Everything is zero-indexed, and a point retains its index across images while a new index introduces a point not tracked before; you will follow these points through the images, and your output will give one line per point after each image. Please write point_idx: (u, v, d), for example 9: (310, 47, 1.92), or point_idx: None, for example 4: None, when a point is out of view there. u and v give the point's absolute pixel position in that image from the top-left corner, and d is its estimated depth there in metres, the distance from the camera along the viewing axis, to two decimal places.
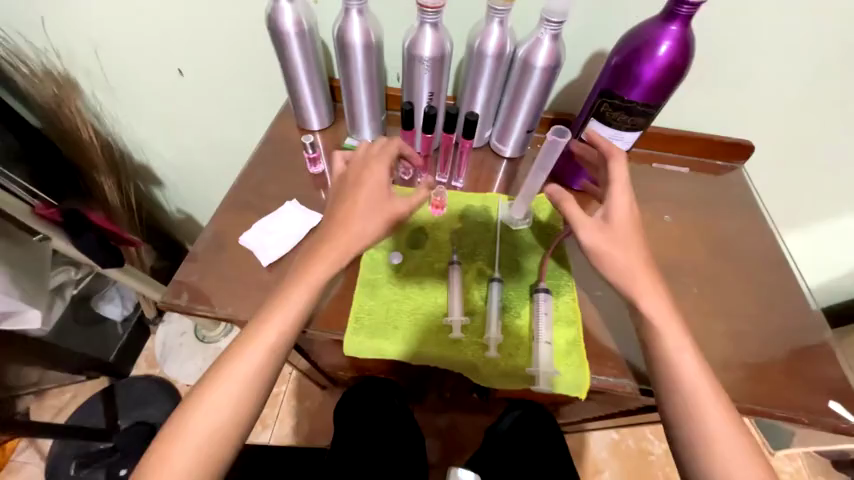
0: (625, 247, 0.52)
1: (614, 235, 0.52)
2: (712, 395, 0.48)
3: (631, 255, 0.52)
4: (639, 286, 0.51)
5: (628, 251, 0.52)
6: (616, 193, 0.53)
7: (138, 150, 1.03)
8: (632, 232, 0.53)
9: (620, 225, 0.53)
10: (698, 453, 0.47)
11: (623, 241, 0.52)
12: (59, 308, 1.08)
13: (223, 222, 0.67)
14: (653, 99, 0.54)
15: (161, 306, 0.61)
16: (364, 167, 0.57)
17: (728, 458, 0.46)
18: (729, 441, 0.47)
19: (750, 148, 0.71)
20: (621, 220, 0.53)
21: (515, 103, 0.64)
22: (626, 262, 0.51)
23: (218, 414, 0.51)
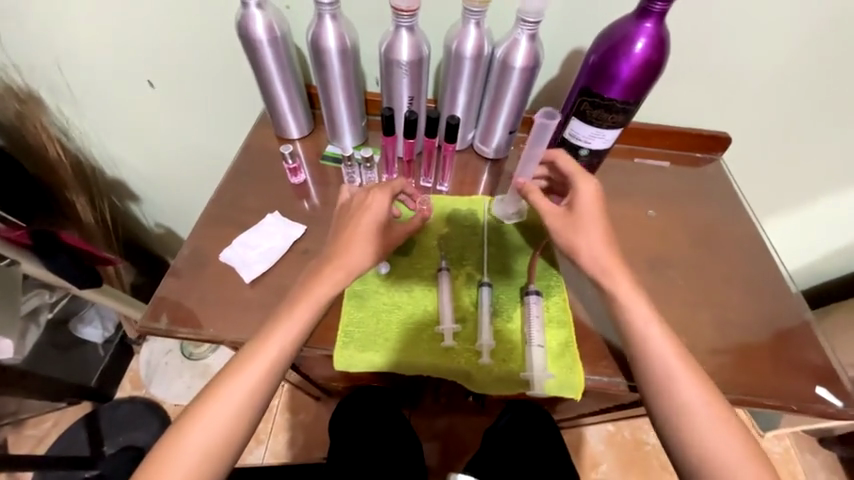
0: (596, 234, 0.53)
1: (581, 226, 0.54)
2: (689, 380, 0.49)
3: (600, 242, 0.54)
4: (616, 273, 0.53)
5: (599, 238, 0.53)
6: (579, 182, 0.55)
7: (110, 164, 0.98)
8: (602, 221, 0.54)
9: (587, 212, 0.54)
10: (690, 443, 0.48)
11: (592, 231, 0.54)
12: (34, 334, 1.04)
13: (203, 238, 0.65)
14: (632, 96, 0.54)
15: (140, 330, 0.58)
16: (366, 197, 0.57)
17: (719, 443, 0.48)
18: (716, 426, 0.48)
19: (726, 140, 0.73)
20: (589, 208, 0.54)
21: (496, 104, 0.64)
22: (597, 256, 0.53)
23: (207, 437, 0.49)
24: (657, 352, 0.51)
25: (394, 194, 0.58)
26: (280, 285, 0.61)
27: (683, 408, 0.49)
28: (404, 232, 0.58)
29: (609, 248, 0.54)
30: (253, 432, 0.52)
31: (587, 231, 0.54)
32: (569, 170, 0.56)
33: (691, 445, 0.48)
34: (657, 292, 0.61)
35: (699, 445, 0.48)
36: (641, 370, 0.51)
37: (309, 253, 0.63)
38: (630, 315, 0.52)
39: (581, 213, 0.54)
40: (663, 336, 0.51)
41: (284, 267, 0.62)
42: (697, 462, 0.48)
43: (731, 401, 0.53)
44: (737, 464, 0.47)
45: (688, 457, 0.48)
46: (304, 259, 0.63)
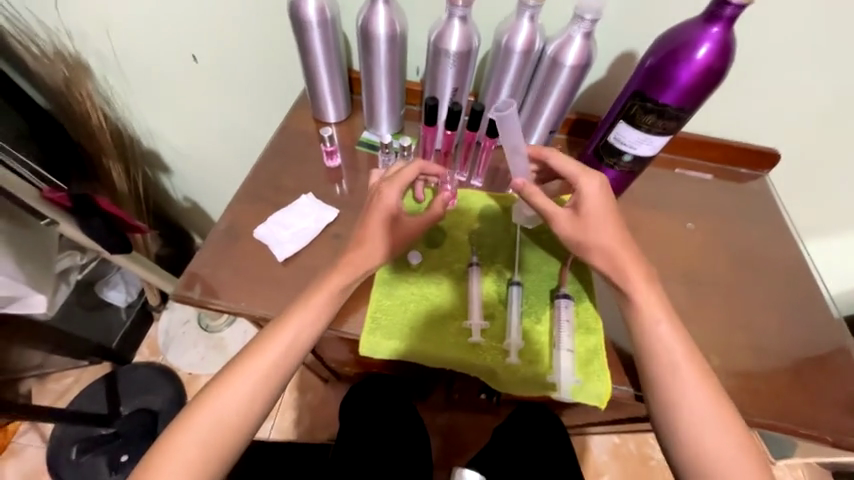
0: (610, 228, 0.51)
1: (590, 220, 0.51)
2: (694, 384, 0.48)
3: (617, 238, 0.51)
4: (634, 281, 0.51)
5: (613, 233, 0.51)
6: (580, 177, 0.52)
7: (146, 136, 1.01)
8: (615, 216, 0.52)
9: (596, 206, 0.51)
10: (690, 445, 0.47)
11: (604, 223, 0.51)
12: (64, 292, 1.07)
13: (237, 213, 0.65)
14: (687, 103, 0.52)
15: (172, 298, 0.59)
16: (374, 194, 0.57)
17: (721, 449, 0.46)
18: (720, 430, 0.46)
19: (777, 157, 0.70)
20: (599, 203, 0.51)
21: (540, 102, 0.62)
22: (611, 246, 0.51)
23: (230, 404, 0.51)
24: (665, 352, 0.49)
25: (405, 187, 0.57)
26: (309, 266, 0.61)
27: (686, 409, 0.47)
28: (418, 226, 0.57)
29: (630, 248, 0.52)
30: (273, 405, 0.53)
31: (600, 223, 0.51)
32: (570, 166, 0.53)
33: (692, 447, 0.47)
34: (690, 308, 0.59)
35: (699, 448, 0.47)
36: (647, 367, 0.50)
37: (339, 237, 0.64)
38: (639, 314, 0.51)
39: (591, 207, 0.51)
40: (671, 332, 0.50)
41: (314, 249, 0.62)
42: (694, 465, 0.47)
43: (763, 426, 0.52)
44: (732, 469, 0.45)
45: (685, 459, 0.47)
46: (335, 243, 0.63)
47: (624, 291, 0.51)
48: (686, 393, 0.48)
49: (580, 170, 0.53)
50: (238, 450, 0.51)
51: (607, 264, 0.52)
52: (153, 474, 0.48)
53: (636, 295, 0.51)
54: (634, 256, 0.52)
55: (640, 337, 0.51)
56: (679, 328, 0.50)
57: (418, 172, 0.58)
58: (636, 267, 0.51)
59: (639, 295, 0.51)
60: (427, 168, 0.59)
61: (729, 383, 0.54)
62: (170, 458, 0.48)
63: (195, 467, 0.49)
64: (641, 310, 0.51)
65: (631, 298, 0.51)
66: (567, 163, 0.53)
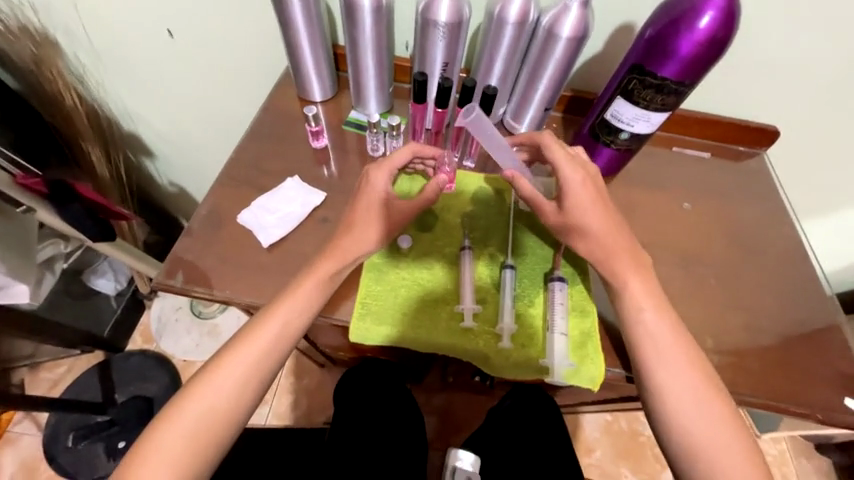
0: (595, 215, 0.50)
1: (573, 209, 0.50)
2: (678, 367, 0.48)
3: (603, 224, 0.50)
4: (619, 265, 0.50)
5: (598, 219, 0.50)
6: (563, 166, 0.51)
7: (126, 118, 0.96)
8: (599, 203, 0.51)
9: (580, 195, 0.50)
10: (677, 430, 0.47)
11: (589, 210, 0.50)
12: (49, 281, 1.04)
13: (220, 198, 0.63)
14: (688, 76, 0.50)
15: (156, 287, 0.58)
16: (364, 179, 0.56)
17: (706, 434, 0.46)
18: (705, 415, 0.46)
19: (774, 134, 0.68)
20: (583, 191, 0.50)
21: (534, 77, 0.59)
22: (605, 230, 0.50)
23: (217, 395, 0.50)
24: (649, 340, 0.49)
25: (394, 171, 0.56)
26: (297, 252, 0.59)
27: (670, 395, 0.47)
28: (407, 210, 0.55)
29: (617, 233, 0.51)
30: (263, 395, 0.52)
31: (585, 211, 0.50)
32: (556, 152, 0.52)
33: (679, 433, 0.47)
34: (685, 289, 0.59)
35: (685, 433, 0.47)
36: (633, 353, 0.50)
37: (327, 221, 0.61)
38: (626, 299, 0.50)
39: (574, 196, 0.50)
40: (657, 318, 0.49)
41: (302, 233, 0.60)
42: (681, 449, 0.47)
43: (755, 405, 0.52)
44: (715, 449, 0.46)
45: (672, 443, 0.47)
46: (322, 227, 0.61)
47: (609, 274, 0.51)
48: (669, 379, 0.48)
49: (565, 159, 0.51)
50: (226, 441, 0.50)
51: (597, 248, 0.51)
52: (140, 465, 0.47)
53: (622, 282, 0.50)
54: (620, 242, 0.51)
55: (626, 321, 0.50)
56: (667, 312, 0.50)
57: (410, 156, 0.57)
58: (623, 249, 0.51)
59: (627, 282, 0.50)
60: (419, 152, 0.58)
61: (721, 363, 0.54)
62: (156, 449, 0.47)
63: (183, 458, 0.48)
64: (627, 292, 0.50)
65: (617, 282, 0.51)
66: (555, 150, 0.52)
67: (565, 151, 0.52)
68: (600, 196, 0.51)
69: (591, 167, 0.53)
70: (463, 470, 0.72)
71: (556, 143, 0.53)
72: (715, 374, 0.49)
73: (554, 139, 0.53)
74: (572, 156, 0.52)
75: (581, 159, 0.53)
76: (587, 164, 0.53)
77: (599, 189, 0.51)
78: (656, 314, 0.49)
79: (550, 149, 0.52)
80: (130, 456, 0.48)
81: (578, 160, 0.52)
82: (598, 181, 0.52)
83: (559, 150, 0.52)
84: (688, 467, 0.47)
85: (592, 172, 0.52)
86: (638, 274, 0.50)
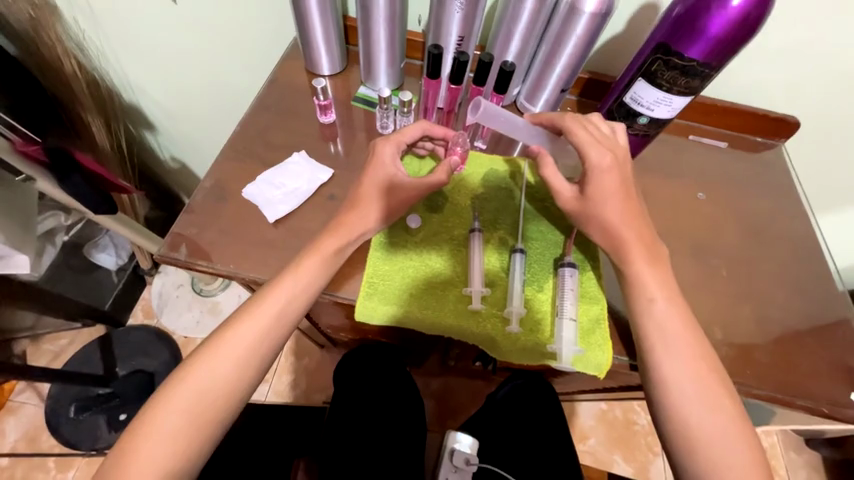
0: (618, 202, 0.49)
1: (595, 195, 0.49)
2: (685, 358, 0.47)
3: (626, 211, 0.49)
4: (634, 255, 0.49)
5: (622, 206, 0.49)
6: (587, 147, 0.50)
7: (127, 89, 0.94)
8: (622, 189, 0.49)
9: (604, 180, 0.49)
10: (677, 422, 0.46)
11: (612, 197, 0.49)
12: (50, 254, 1.05)
13: (225, 171, 0.62)
14: (715, 58, 0.48)
15: (158, 259, 0.57)
16: (370, 157, 0.54)
17: (707, 427, 0.46)
18: (708, 407, 0.46)
19: (795, 126, 0.65)
20: (608, 176, 0.49)
21: (553, 55, 0.57)
22: (624, 217, 0.49)
23: (220, 369, 0.49)
24: (657, 332, 0.48)
25: (403, 146, 0.55)
26: (302, 229, 0.58)
27: (674, 387, 0.47)
28: (417, 190, 0.53)
29: (637, 223, 0.49)
30: (267, 370, 0.52)
31: (607, 198, 0.49)
32: (579, 132, 0.51)
33: (679, 424, 0.46)
34: (696, 279, 0.58)
35: (687, 425, 0.46)
36: (641, 343, 0.49)
37: (334, 199, 0.60)
38: (638, 289, 0.49)
39: (598, 181, 0.49)
40: (668, 309, 0.48)
41: (308, 211, 0.59)
42: (681, 440, 0.46)
43: (760, 396, 0.52)
44: (718, 442, 0.45)
45: (672, 435, 0.47)
46: (329, 205, 0.60)
47: (624, 264, 0.49)
48: (674, 371, 0.47)
49: (589, 139, 0.50)
50: (230, 415, 0.50)
51: (611, 236, 0.49)
52: (143, 435, 0.47)
53: (637, 275, 0.49)
54: (638, 233, 0.49)
55: (634, 311, 0.49)
56: (678, 303, 0.49)
57: (421, 134, 0.56)
58: (642, 238, 0.49)
59: (642, 273, 0.49)
60: (431, 130, 0.57)
61: (729, 355, 0.53)
62: (159, 420, 0.47)
63: (186, 429, 0.48)
64: (641, 283, 0.49)
65: (632, 273, 0.49)
66: (578, 130, 0.51)
67: (590, 133, 0.51)
68: (624, 182, 0.50)
69: (620, 151, 0.51)
70: (462, 452, 0.75)
71: (580, 125, 0.52)
72: (722, 368, 0.48)
73: (578, 123, 0.52)
74: (597, 138, 0.51)
75: (610, 142, 0.51)
76: (616, 146, 0.51)
77: (625, 175, 0.50)
78: (667, 305, 0.48)
79: (572, 131, 0.51)
80: (133, 425, 0.48)
81: (606, 142, 0.51)
82: (625, 168, 0.50)
83: (582, 130, 0.51)
84: (686, 459, 0.46)
85: (620, 157, 0.50)
86: (653, 265, 0.49)
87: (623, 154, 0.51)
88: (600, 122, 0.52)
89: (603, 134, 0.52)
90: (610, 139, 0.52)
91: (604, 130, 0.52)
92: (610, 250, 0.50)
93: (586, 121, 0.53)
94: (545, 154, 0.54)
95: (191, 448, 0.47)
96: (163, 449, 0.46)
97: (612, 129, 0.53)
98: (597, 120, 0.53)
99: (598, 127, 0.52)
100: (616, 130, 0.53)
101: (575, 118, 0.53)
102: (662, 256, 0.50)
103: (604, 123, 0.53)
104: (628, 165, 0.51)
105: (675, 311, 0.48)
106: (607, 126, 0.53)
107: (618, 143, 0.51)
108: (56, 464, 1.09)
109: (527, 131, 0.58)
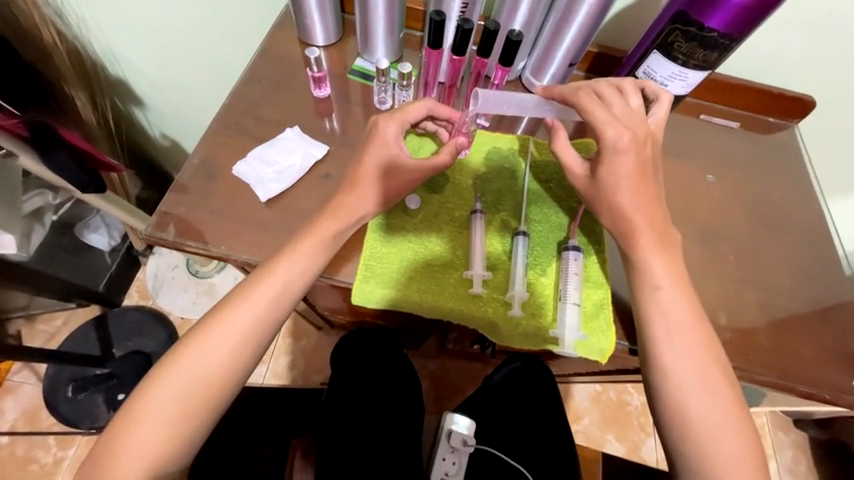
0: (633, 185, 0.47)
1: (607, 178, 0.47)
2: (690, 349, 0.46)
3: (641, 195, 0.47)
4: (642, 243, 0.47)
5: (637, 189, 0.47)
6: (603, 126, 0.46)
7: (112, 61, 0.89)
8: (639, 171, 0.47)
9: (618, 162, 0.46)
10: (673, 406, 0.46)
11: (627, 180, 0.47)
12: (40, 234, 1.01)
13: (215, 148, 0.59)
14: (736, 28, 0.46)
15: (147, 239, 0.55)
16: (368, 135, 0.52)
17: (706, 416, 0.45)
18: (709, 397, 0.45)
19: (810, 106, 0.62)
20: (623, 157, 0.46)
21: (562, 26, 0.53)
22: (633, 199, 0.47)
23: (213, 354, 0.48)
24: (662, 320, 0.47)
25: (407, 124, 0.52)
26: (296, 209, 0.56)
27: (674, 374, 0.46)
28: (420, 171, 0.51)
29: (649, 207, 0.47)
30: (262, 354, 0.51)
31: (620, 182, 0.47)
32: (596, 109, 0.47)
33: (675, 408, 0.46)
34: (701, 264, 0.56)
35: (683, 411, 0.45)
36: (642, 332, 0.48)
37: (330, 178, 0.57)
38: (642, 275, 0.48)
39: (611, 163, 0.46)
40: (675, 297, 0.47)
41: (303, 189, 0.57)
42: (678, 432, 0.46)
43: (762, 382, 0.51)
44: (717, 434, 0.45)
45: (667, 419, 0.46)
46: (325, 184, 0.57)
47: (632, 251, 0.48)
48: (676, 359, 0.46)
49: (606, 118, 0.46)
50: (226, 398, 0.49)
51: (617, 220, 0.48)
52: (135, 418, 0.46)
53: (645, 262, 0.47)
54: (648, 219, 0.47)
55: (638, 299, 0.48)
56: (685, 291, 0.47)
57: (425, 113, 0.53)
58: (654, 224, 0.47)
59: (650, 260, 0.47)
60: (437, 110, 0.54)
61: (731, 340, 0.53)
62: (152, 403, 0.46)
63: (178, 413, 0.46)
64: (648, 270, 0.47)
65: (640, 260, 0.47)
66: (594, 108, 0.47)
67: (609, 110, 0.47)
68: (642, 165, 0.47)
69: (641, 129, 0.47)
70: (459, 433, 0.77)
71: (597, 102, 0.47)
72: (725, 357, 0.47)
73: (593, 99, 0.48)
74: (615, 115, 0.47)
75: (631, 120, 0.47)
76: (637, 125, 0.47)
77: (643, 157, 0.47)
78: (674, 292, 0.47)
79: (587, 109, 0.47)
80: (125, 408, 0.47)
81: (627, 120, 0.47)
82: (643, 150, 0.47)
83: (600, 108, 0.47)
84: (678, 443, 0.46)
85: (639, 137, 0.46)
86: (662, 252, 0.47)
87: (644, 133, 0.47)
88: (630, 93, 0.48)
89: (623, 109, 0.47)
90: (632, 116, 0.47)
91: (628, 104, 0.48)
92: (617, 235, 0.48)
93: (605, 95, 0.48)
94: (560, 127, 0.52)
95: (185, 432, 0.47)
96: (155, 433, 0.46)
97: (656, 96, 0.50)
98: (629, 91, 0.49)
99: (621, 101, 0.48)
100: (660, 98, 0.50)
101: (591, 93, 0.48)
102: (671, 240, 0.48)
103: (635, 93, 0.49)
104: (647, 146, 0.47)
105: (680, 298, 0.47)
106: (638, 97, 0.49)
107: (641, 122, 0.47)
108: (56, 441, 1.10)
109: (540, 108, 0.54)
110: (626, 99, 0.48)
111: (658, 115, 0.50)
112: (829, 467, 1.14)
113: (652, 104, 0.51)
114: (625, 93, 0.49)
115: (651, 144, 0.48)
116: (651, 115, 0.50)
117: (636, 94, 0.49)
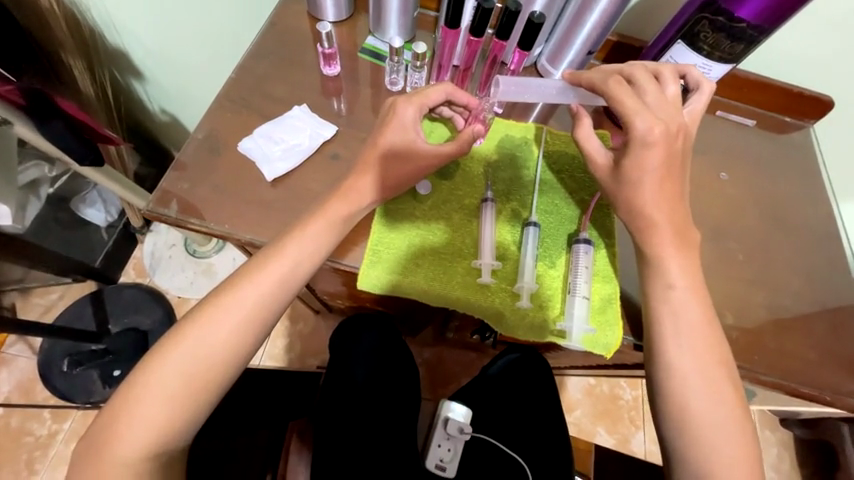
0: (656, 180, 0.46)
1: (632, 171, 0.46)
2: (697, 348, 0.46)
3: (662, 191, 0.46)
4: (659, 239, 0.47)
5: (660, 184, 0.46)
6: (634, 115, 0.45)
7: (112, 31, 0.82)
8: (664, 166, 0.45)
9: (645, 156, 0.45)
10: (676, 405, 0.46)
11: (651, 175, 0.45)
12: (35, 206, 0.99)
13: (219, 123, 0.57)
14: (768, 19, 0.44)
15: (148, 214, 0.54)
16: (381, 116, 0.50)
17: (708, 415, 0.45)
18: (711, 396, 0.45)
19: (828, 106, 0.61)
20: (651, 150, 0.45)
21: (584, 12, 0.51)
22: (653, 194, 0.46)
23: (215, 335, 0.47)
24: (671, 317, 0.46)
25: (425, 108, 0.50)
26: (302, 189, 0.54)
27: (680, 372, 0.46)
28: (434, 157, 0.49)
29: (669, 203, 0.46)
30: (265, 337, 0.50)
31: (645, 176, 0.46)
32: (627, 99, 0.45)
33: (678, 407, 0.46)
34: (710, 262, 0.56)
35: (685, 410, 0.45)
36: (653, 330, 0.47)
37: (337, 159, 0.56)
38: (658, 271, 0.47)
39: (637, 155, 0.45)
40: (689, 294, 0.46)
41: (309, 170, 0.55)
42: (678, 430, 0.46)
43: (764, 382, 0.51)
44: (717, 435, 0.45)
45: (668, 417, 0.46)
46: (332, 166, 0.56)
47: (648, 246, 0.47)
48: (683, 358, 0.46)
49: (637, 107, 0.45)
50: (228, 379, 0.48)
51: (635, 215, 0.47)
52: (136, 397, 0.45)
53: (661, 258, 0.47)
54: (667, 214, 0.46)
55: (650, 296, 0.48)
56: (699, 291, 0.47)
57: (444, 98, 0.51)
58: (672, 221, 0.47)
59: (666, 256, 0.47)
60: (455, 95, 0.51)
61: (736, 339, 0.53)
62: (151, 383, 0.46)
63: (178, 393, 0.46)
64: (663, 267, 0.47)
65: (656, 256, 0.47)
66: (626, 98, 0.45)
67: (641, 99, 0.46)
68: (669, 160, 0.45)
69: (674, 121, 0.45)
70: (455, 421, 0.80)
71: (626, 90, 0.46)
72: (730, 357, 0.47)
73: (624, 87, 0.46)
74: (647, 105, 0.45)
75: (664, 111, 0.45)
76: (670, 116, 0.45)
77: (672, 151, 0.45)
78: (689, 289, 0.47)
79: (617, 98, 0.46)
80: (123, 388, 0.46)
81: (659, 111, 0.45)
82: (673, 143, 0.45)
83: (632, 98, 0.45)
84: (678, 442, 0.46)
85: (671, 130, 0.45)
86: (679, 250, 0.47)
87: (676, 126, 0.45)
88: (668, 81, 0.47)
89: (657, 98, 0.46)
90: (666, 106, 0.46)
91: (662, 92, 0.46)
92: (635, 231, 0.48)
93: (638, 83, 0.46)
94: (584, 113, 0.51)
95: (184, 412, 0.46)
96: (155, 412, 0.45)
97: (697, 86, 0.48)
98: (667, 78, 0.47)
99: (656, 89, 0.46)
100: (702, 88, 0.48)
101: (623, 80, 0.47)
102: (686, 239, 0.47)
103: (673, 82, 0.47)
104: (678, 139, 0.45)
105: (692, 296, 0.46)
106: (676, 86, 0.47)
107: (674, 113, 0.45)
108: (51, 414, 1.10)
109: (564, 94, 0.52)
110: (661, 87, 0.47)
111: (693, 107, 0.48)
112: (812, 466, 1.17)
113: (691, 93, 0.49)
114: (661, 80, 0.47)
115: (682, 137, 0.46)
116: (687, 107, 0.48)
117: (674, 83, 0.47)
